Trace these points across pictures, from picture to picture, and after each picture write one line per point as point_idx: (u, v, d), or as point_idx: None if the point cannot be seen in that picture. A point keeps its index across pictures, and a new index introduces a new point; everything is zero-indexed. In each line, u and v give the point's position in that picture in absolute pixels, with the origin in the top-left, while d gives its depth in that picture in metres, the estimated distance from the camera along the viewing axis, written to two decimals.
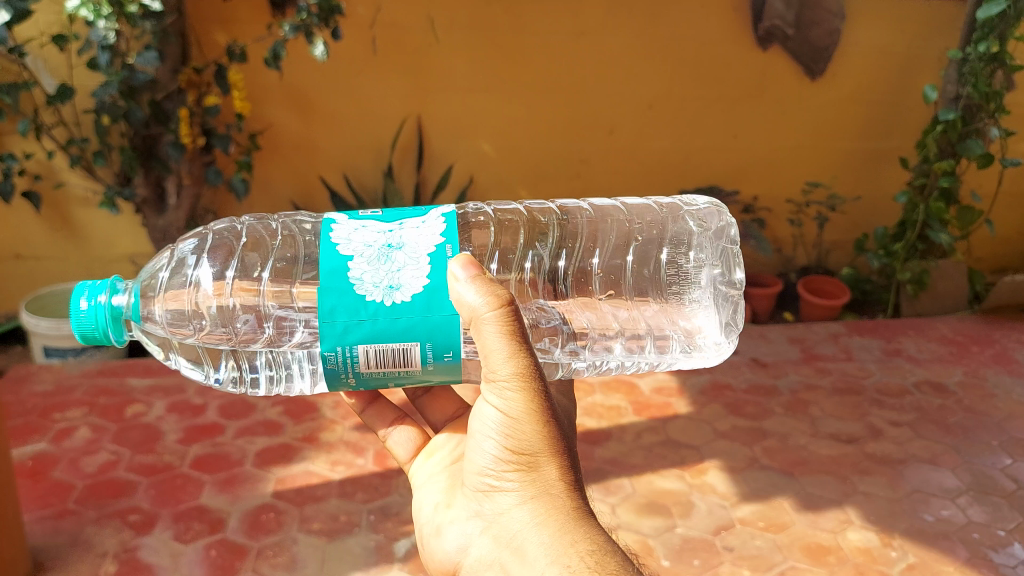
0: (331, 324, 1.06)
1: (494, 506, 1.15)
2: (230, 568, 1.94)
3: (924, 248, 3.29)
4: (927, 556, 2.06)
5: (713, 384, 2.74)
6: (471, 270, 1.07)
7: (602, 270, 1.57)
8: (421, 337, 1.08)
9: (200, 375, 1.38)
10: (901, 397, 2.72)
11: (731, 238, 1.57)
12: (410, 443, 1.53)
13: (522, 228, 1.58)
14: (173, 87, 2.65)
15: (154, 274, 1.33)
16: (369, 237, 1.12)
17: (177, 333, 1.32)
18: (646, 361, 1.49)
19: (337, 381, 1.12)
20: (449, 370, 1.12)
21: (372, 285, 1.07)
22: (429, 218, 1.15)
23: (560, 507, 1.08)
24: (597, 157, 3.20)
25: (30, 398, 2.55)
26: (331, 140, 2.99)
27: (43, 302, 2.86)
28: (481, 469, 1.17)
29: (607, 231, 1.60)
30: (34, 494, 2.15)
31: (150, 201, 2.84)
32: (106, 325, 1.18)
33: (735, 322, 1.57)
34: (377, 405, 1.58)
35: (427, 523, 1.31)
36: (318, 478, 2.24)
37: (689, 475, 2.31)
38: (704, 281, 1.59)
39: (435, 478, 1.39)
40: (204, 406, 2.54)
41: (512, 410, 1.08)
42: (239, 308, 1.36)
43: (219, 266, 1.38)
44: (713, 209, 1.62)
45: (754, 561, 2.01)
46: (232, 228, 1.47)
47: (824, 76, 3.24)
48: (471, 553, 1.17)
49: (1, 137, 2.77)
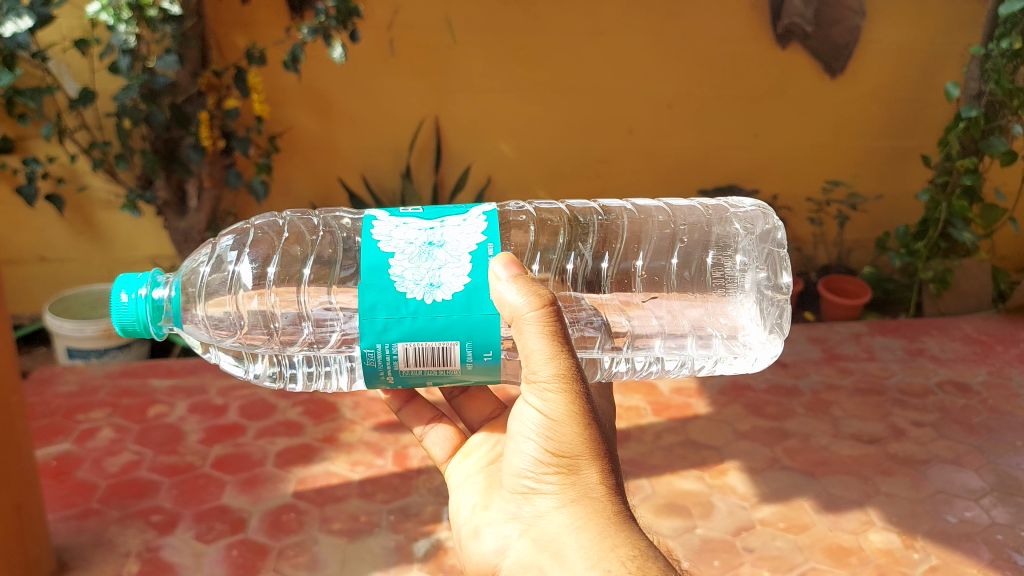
0: (371, 321, 1.07)
1: (532, 509, 1.15)
2: (251, 567, 1.95)
3: (946, 246, 3.24)
4: (951, 558, 2.03)
5: (733, 384, 2.73)
6: (512, 269, 1.08)
7: (645, 271, 1.56)
8: (461, 336, 1.08)
9: (239, 371, 1.39)
10: (923, 397, 2.70)
11: (778, 241, 1.55)
12: (446, 443, 1.53)
13: (562, 228, 1.58)
14: (194, 90, 2.67)
15: (195, 270, 1.35)
16: (410, 235, 1.12)
17: (217, 333, 1.33)
18: (688, 361, 1.46)
19: (375, 379, 1.12)
20: (487, 370, 1.11)
21: (412, 282, 1.08)
22: (471, 216, 1.16)
23: (600, 510, 1.09)
24: (615, 157, 3.19)
25: (54, 398, 2.58)
26: (350, 142, 3.01)
27: (67, 304, 2.89)
28: (520, 471, 1.18)
29: (651, 233, 1.60)
30: (58, 494, 2.17)
31: (172, 203, 2.86)
32: (146, 317, 1.20)
33: (782, 326, 1.51)
34: (412, 405, 1.58)
35: (464, 524, 1.31)
36: (338, 478, 2.25)
37: (709, 476, 2.30)
38: (749, 285, 1.55)
39: (471, 480, 1.39)
40: (225, 407, 2.56)
41: (553, 411, 1.10)
42: (278, 307, 1.37)
43: (260, 263, 1.39)
44: (759, 211, 1.58)
45: (775, 562, 2.00)
46: (274, 223, 1.48)
47: (844, 73, 3.22)
48: (509, 556, 1.17)
49: (25, 141, 2.82)
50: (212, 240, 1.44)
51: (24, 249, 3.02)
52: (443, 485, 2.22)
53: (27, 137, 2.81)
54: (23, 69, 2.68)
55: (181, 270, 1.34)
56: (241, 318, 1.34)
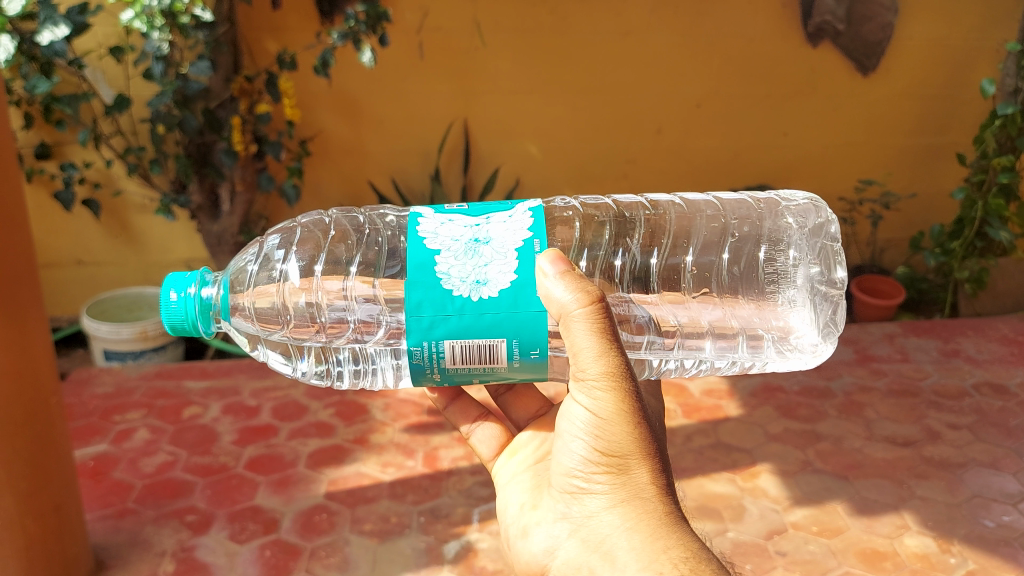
0: (418, 319, 1.08)
1: (582, 509, 1.16)
2: (284, 568, 1.97)
3: (983, 245, 3.18)
4: (987, 563, 2.00)
5: (765, 386, 2.71)
6: (560, 266, 1.08)
7: (694, 266, 1.55)
8: (508, 333, 1.08)
9: (288, 368, 1.43)
10: (959, 399, 2.66)
11: (831, 235, 1.50)
12: (493, 440, 1.54)
13: (608, 223, 1.56)
14: (226, 96, 2.71)
15: (242, 268, 1.38)
16: (456, 231, 1.13)
17: (266, 328, 1.36)
18: (739, 360, 1.44)
19: (421, 376, 1.13)
20: (534, 368, 1.12)
21: (458, 280, 1.08)
22: (516, 212, 1.16)
23: (651, 511, 1.09)
24: (644, 157, 3.18)
25: (92, 399, 2.63)
26: (380, 144, 3.03)
27: (103, 307, 2.94)
28: (568, 470, 1.18)
29: (700, 227, 1.58)
30: (96, 494, 2.21)
31: (205, 207, 2.91)
32: (196, 317, 1.23)
33: (836, 322, 1.49)
34: (459, 402, 1.58)
35: (512, 523, 1.31)
36: (369, 479, 2.27)
37: (740, 478, 2.28)
38: (801, 280, 1.52)
39: (518, 478, 1.39)
40: (258, 408, 2.58)
41: (602, 410, 1.10)
42: (325, 302, 1.37)
43: (306, 260, 1.40)
44: (812, 204, 1.54)
45: (807, 566, 1.99)
46: (319, 221, 1.49)
47: (876, 71, 3.18)
48: (559, 556, 1.17)
49: (62, 147, 2.88)
50: (260, 238, 1.45)
51: (62, 253, 3.08)
52: (474, 486, 2.23)
53: (64, 143, 2.87)
54: (60, 76, 2.73)
55: (230, 268, 1.37)
56: (289, 313, 1.36)
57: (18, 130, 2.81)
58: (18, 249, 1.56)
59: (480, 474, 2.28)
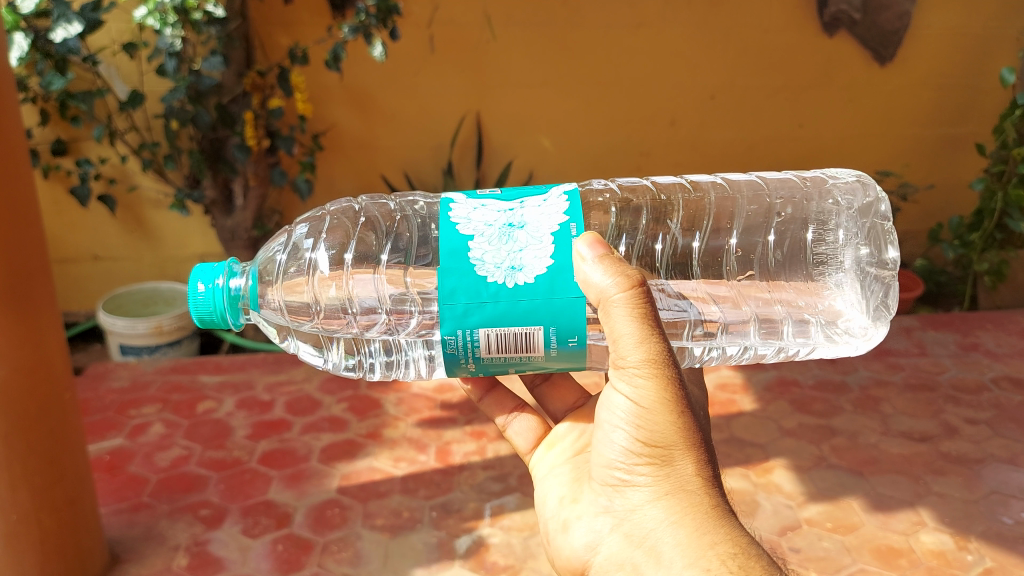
0: (451, 307, 1.07)
1: (624, 502, 1.14)
2: (297, 562, 1.97)
3: (1003, 237, 3.14)
4: (1006, 561, 1.98)
5: (780, 380, 2.69)
6: (598, 249, 1.08)
7: (739, 249, 1.55)
8: (545, 320, 1.07)
9: (319, 360, 1.41)
10: (978, 393, 2.63)
11: (881, 213, 1.48)
12: (531, 433, 1.53)
13: (645, 207, 1.55)
14: (239, 91, 2.70)
15: (272, 257, 1.37)
16: (490, 217, 1.13)
17: (296, 320, 1.35)
18: (785, 347, 1.42)
19: (456, 367, 1.13)
20: (572, 357, 1.11)
21: (493, 266, 1.08)
22: (551, 197, 1.16)
23: (697, 503, 1.08)
24: (657, 149, 3.16)
25: (107, 393, 2.64)
26: (392, 137, 3.02)
27: (119, 302, 2.95)
28: (609, 462, 1.17)
29: (743, 207, 1.56)
30: (110, 488, 2.22)
31: (218, 202, 2.89)
32: (224, 309, 1.22)
33: (888, 306, 1.48)
34: (494, 393, 1.58)
35: (551, 518, 1.30)
36: (382, 474, 2.26)
37: (754, 473, 2.26)
38: (849, 263, 1.51)
39: (557, 471, 1.38)
40: (271, 402, 2.58)
41: (644, 399, 1.09)
42: (356, 294, 1.37)
43: (337, 250, 1.40)
44: (859, 182, 1.51)
45: (822, 563, 1.97)
46: (349, 209, 1.50)
47: (894, 61, 3.15)
48: (601, 552, 1.16)
49: (77, 142, 2.88)
50: (288, 228, 1.45)
51: (78, 248, 3.08)
52: (486, 481, 2.22)
53: (80, 139, 2.88)
54: (75, 73, 2.73)
55: (259, 260, 1.36)
56: (319, 304, 1.35)
57: (33, 127, 2.82)
58: (32, 244, 1.56)
59: (492, 468, 2.27)
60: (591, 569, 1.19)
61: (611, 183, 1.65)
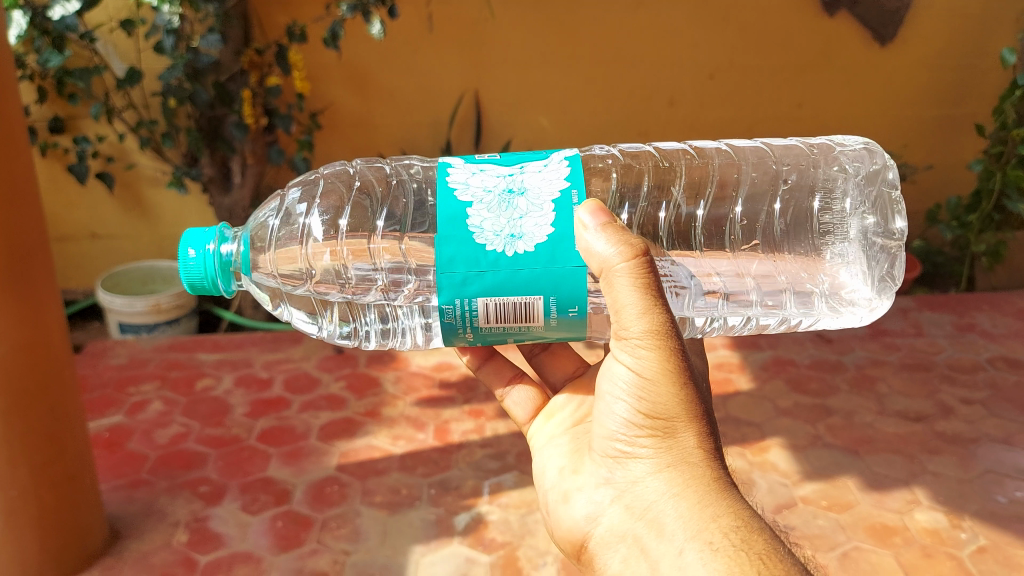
0: (450, 275, 1.08)
1: (626, 474, 1.15)
2: (295, 538, 1.99)
3: (1001, 219, 3.13)
4: (999, 539, 2.00)
5: (776, 359, 2.70)
6: (600, 218, 1.09)
7: (744, 217, 1.53)
8: (545, 290, 1.09)
9: (313, 329, 1.43)
10: (973, 373, 2.65)
11: (889, 181, 1.50)
12: (529, 403, 1.54)
13: (646, 172, 1.53)
14: (236, 69, 2.70)
15: (264, 223, 1.37)
16: (489, 183, 1.13)
17: (289, 285, 1.36)
18: (788, 317, 1.44)
19: (454, 336, 1.15)
20: (572, 326, 1.13)
21: (492, 234, 1.09)
22: (552, 161, 1.16)
23: (699, 476, 1.09)
24: (655, 129, 3.14)
25: (106, 371, 2.65)
26: (390, 116, 3.01)
27: (117, 280, 2.96)
28: (611, 434, 1.18)
29: (748, 172, 1.53)
30: (110, 465, 2.23)
31: (216, 180, 2.89)
32: (215, 274, 1.24)
33: (894, 276, 1.50)
34: (493, 362, 1.58)
35: (552, 489, 1.31)
36: (380, 452, 2.27)
37: (750, 452, 2.28)
38: (854, 233, 1.53)
39: (557, 442, 1.39)
40: (270, 380, 2.59)
41: (646, 370, 1.10)
42: (351, 259, 1.37)
43: (332, 215, 1.40)
44: (867, 149, 1.51)
45: (816, 541, 1.99)
46: (343, 173, 1.49)
47: (894, 41, 3.14)
48: (602, 523, 1.17)
49: (74, 120, 2.88)
50: (281, 192, 1.46)
51: (75, 227, 3.08)
52: (483, 459, 2.24)
53: (77, 117, 2.87)
54: (72, 50, 2.72)
55: (252, 224, 1.37)
56: (312, 270, 1.35)
57: (31, 104, 2.82)
58: (29, 220, 1.56)
59: (490, 447, 2.29)
60: (591, 540, 1.20)
61: (612, 148, 1.61)
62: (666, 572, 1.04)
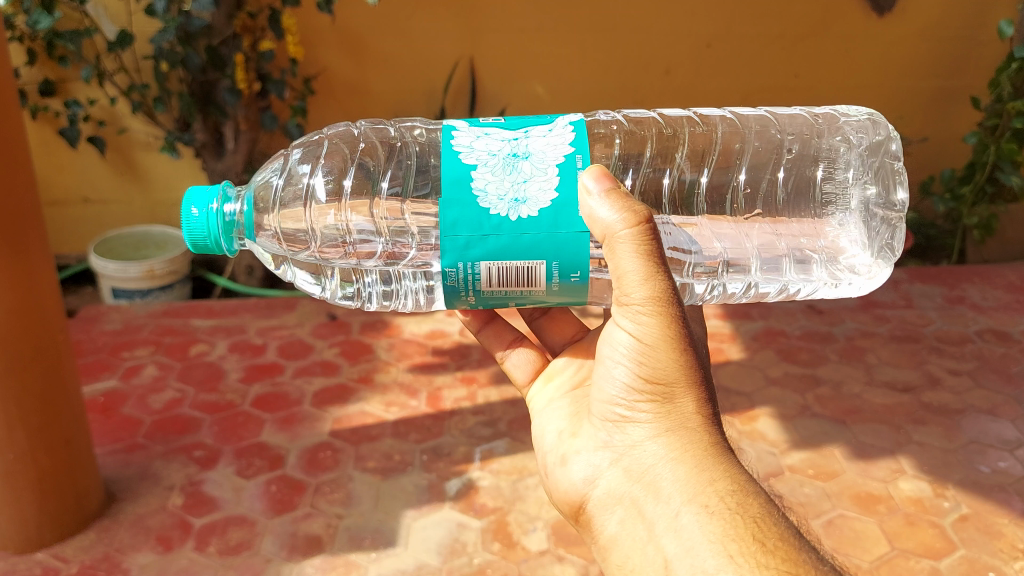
0: (453, 239, 1.09)
1: (624, 438, 1.17)
2: (290, 502, 2.01)
3: (993, 190, 3.18)
4: (981, 507, 2.04)
5: (767, 330, 2.73)
6: (604, 183, 1.10)
7: (747, 185, 1.55)
8: (548, 255, 1.10)
9: (317, 290, 1.43)
10: (961, 345, 2.68)
11: (891, 153, 1.48)
12: (528, 365, 1.55)
13: (650, 140, 1.53)
14: (228, 33, 2.65)
15: (267, 182, 1.37)
16: (493, 146, 1.13)
17: (293, 248, 1.37)
18: (787, 286, 1.46)
19: (455, 299, 1.16)
20: (573, 291, 1.14)
21: (496, 198, 1.09)
22: (557, 126, 1.16)
23: (696, 441, 1.10)
24: (652, 99, 3.13)
25: (100, 336, 2.65)
26: (386, 83, 2.99)
27: (110, 245, 2.96)
28: (610, 399, 1.19)
29: (751, 141, 1.54)
30: (105, 429, 2.25)
31: (210, 146, 2.88)
32: (218, 234, 1.25)
33: (893, 247, 1.49)
34: (493, 326, 1.59)
35: (549, 451, 1.32)
36: (373, 418, 2.29)
37: (740, 422, 2.31)
38: (856, 203, 1.53)
39: (555, 405, 1.41)
40: (264, 346, 2.60)
41: (647, 335, 1.11)
42: (354, 223, 1.39)
43: (336, 177, 1.39)
44: (871, 120, 1.50)
45: (802, 508, 2.03)
46: (347, 134, 1.48)
47: (891, 12, 3.12)
48: (600, 485, 1.19)
49: (65, 84, 2.85)
50: (284, 152, 1.44)
51: (67, 191, 3.06)
52: (475, 426, 2.26)
53: (68, 80, 2.85)
54: (62, 12, 2.69)
55: (254, 184, 1.36)
56: (315, 233, 1.37)
57: (21, 67, 2.79)
58: (23, 185, 1.55)
59: (482, 414, 2.31)
60: (588, 502, 1.22)
61: (616, 113, 1.61)
62: (662, 534, 1.07)
